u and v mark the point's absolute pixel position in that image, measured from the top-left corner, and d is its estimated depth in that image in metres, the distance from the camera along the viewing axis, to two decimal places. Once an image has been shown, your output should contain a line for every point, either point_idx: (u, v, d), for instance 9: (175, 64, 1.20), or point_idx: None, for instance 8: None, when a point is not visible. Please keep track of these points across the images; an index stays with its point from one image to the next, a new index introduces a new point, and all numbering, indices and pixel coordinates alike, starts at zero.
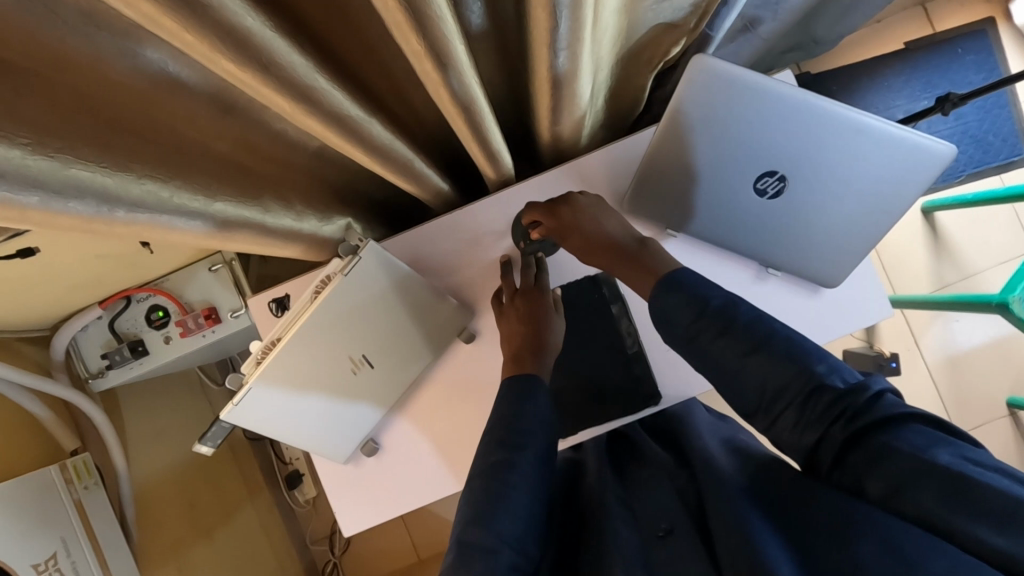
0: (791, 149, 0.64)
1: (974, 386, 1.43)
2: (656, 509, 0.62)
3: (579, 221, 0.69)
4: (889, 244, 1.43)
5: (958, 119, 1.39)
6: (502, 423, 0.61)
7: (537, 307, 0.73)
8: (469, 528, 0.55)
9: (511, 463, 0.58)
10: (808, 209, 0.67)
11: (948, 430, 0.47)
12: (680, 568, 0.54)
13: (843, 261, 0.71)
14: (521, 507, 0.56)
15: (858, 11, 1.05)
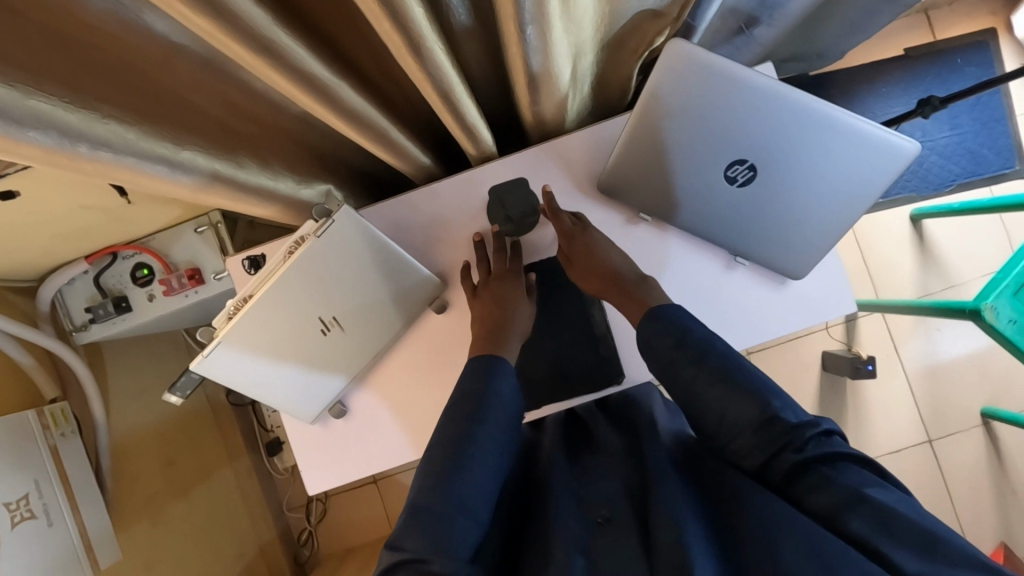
0: (763, 138, 0.65)
1: (951, 396, 1.44)
2: (601, 493, 0.64)
3: (590, 248, 0.74)
4: (876, 248, 1.44)
5: (954, 130, 1.39)
6: (469, 397, 0.63)
7: (508, 293, 0.74)
8: (427, 492, 0.56)
9: (474, 437, 0.59)
10: (775, 200, 0.68)
11: (878, 473, 0.53)
12: (616, 550, 0.56)
13: (808, 254, 0.71)
14: (480, 478, 0.57)
15: (862, 30, 1.06)
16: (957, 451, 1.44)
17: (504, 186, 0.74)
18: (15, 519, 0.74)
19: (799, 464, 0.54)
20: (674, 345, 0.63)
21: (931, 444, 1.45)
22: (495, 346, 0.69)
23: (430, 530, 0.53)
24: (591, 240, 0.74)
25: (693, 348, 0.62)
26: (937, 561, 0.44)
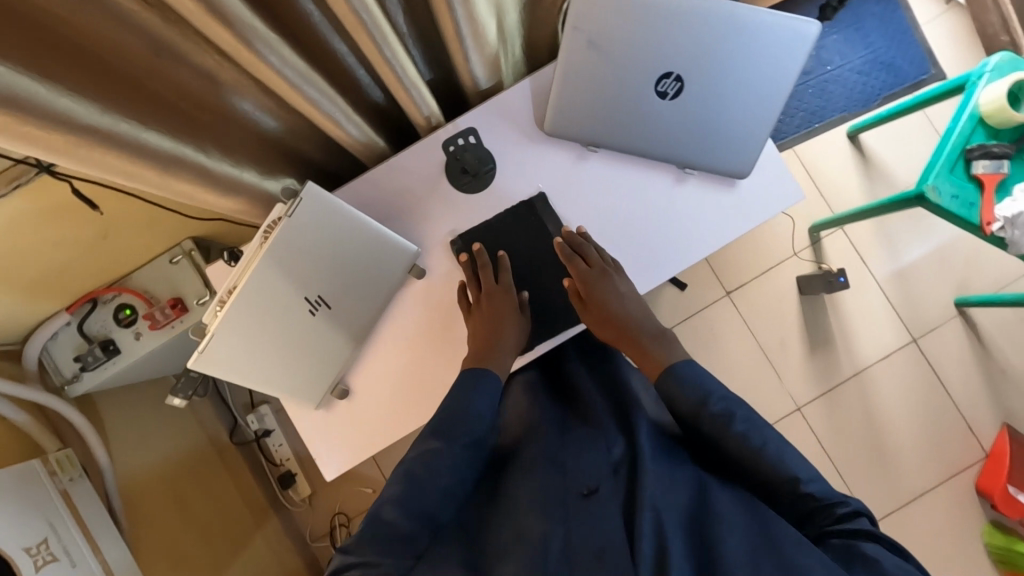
0: (681, 47, 0.71)
1: (925, 294, 1.51)
2: (587, 466, 0.72)
3: (607, 301, 0.77)
4: (823, 171, 1.50)
5: (868, 48, 1.49)
6: (455, 415, 0.72)
7: (500, 312, 0.77)
8: (387, 505, 0.64)
9: (443, 451, 0.69)
10: (706, 104, 0.74)
11: (891, 548, 0.60)
12: (591, 521, 0.65)
13: (748, 149, 0.76)
14: (439, 491, 0.66)
15: None
16: (941, 345, 1.51)
17: (461, 144, 0.79)
18: (38, 562, 0.74)
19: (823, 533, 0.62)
20: (694, 402, 0.71)
21: (917, 343, 1.51)
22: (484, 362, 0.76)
23: (382, 525, 0.63)
24: (603, 287, 0.77)
25: (715, 413, 0.69)
26: None
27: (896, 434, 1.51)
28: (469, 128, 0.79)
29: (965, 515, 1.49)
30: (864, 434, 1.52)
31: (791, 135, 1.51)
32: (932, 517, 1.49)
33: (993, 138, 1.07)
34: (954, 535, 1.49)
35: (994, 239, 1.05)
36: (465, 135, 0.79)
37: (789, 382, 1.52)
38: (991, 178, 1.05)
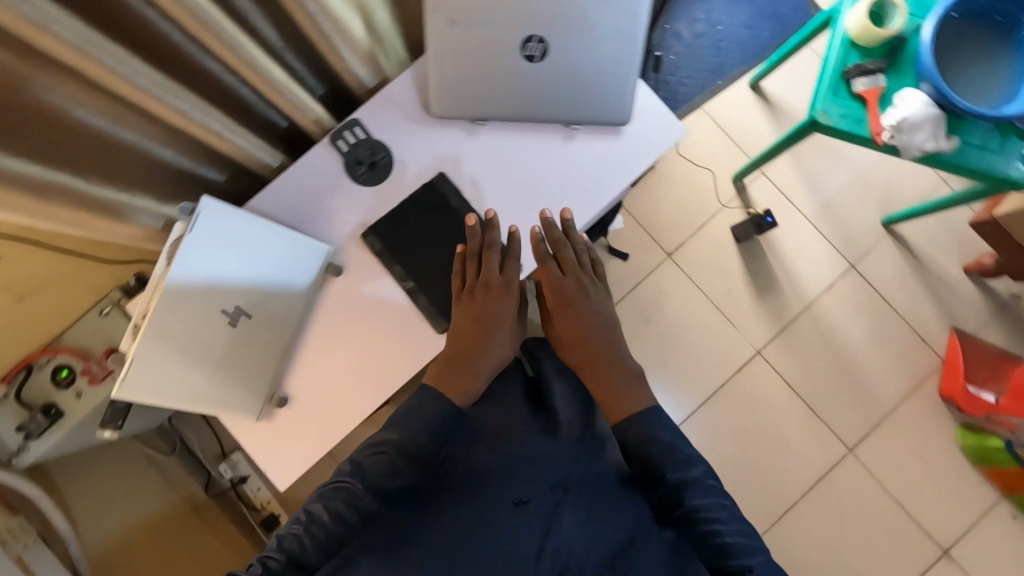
0: (536, 10, 0.74)
1: (853, 221, 1.58)
2: (532, 480, 0.79)
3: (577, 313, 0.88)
4: (735, 123, 1.57)
5: (751, 4, 1.61)
6: (408, 432, 0.76)
7: (483, 303, 0.82)
8: (324, 498, 0.73)
9: (382, 454, 0.75)
10: (573, 59, 0.78)
11: None
12: (512, 532, 0.71)
13: (622, 95, 0.80)
14: (377, 493, 0.72)
15: None
16: (877, 266, 1.57)
17: (354, 140, 0.83)
18: None
19: None
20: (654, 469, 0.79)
21: (855, 268, 1.57)
22: (453, 377, 0.81)
23: (314, 523, 0.71)
24: (573, 298, 0.87)
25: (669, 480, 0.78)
26: None
27: (855, 359, 1.56)
28: (356, 122, 0.83)
29: (934, 423, 1.53)
30: (824, 365, 1.56)
31: (695, 96, 1.59)
32: (904, 430, 1.54)
33: (865, 57, 1.13)
34: (928, 444, 1.53)
35: (887, 147, 1.12)
36: (351, 127, 0.83)
37: (744, 328, 1.56)
38: (871, 93, 1.11)
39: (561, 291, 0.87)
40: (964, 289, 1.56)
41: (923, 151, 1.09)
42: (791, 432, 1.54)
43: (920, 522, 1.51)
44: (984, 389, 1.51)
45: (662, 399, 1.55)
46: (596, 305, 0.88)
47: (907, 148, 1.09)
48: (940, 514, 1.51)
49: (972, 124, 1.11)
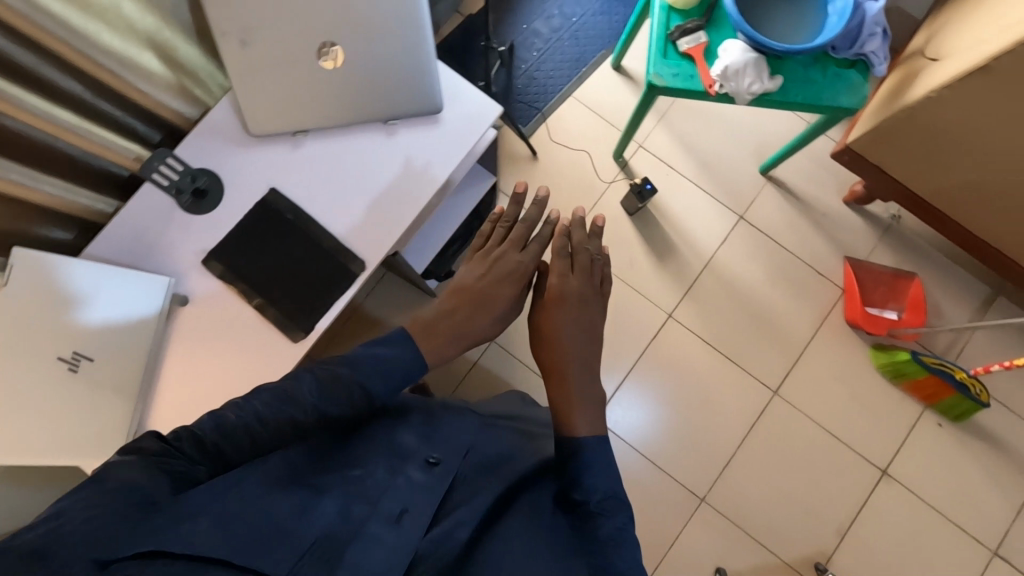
0: (319, 17, 0.79)
1: (733, 174, 1.65)
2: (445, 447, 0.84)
3: (568, 303, 1.04)
4: (605, 104, 1.65)
5: None
6: (362, 369, 0.80)
7: (497, 265, 1.05)
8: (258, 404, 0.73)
9: (339, 375, 0.78)
10: (369, 57, 0.82)
11: None
12: (427, 482, 0.75)
13: (425, 84, 0.85)
14: (314, 416, 0.75)
15: None
16: (764, 213, 1.64)
17: (179, 172, 0.85)
18: None
19: None
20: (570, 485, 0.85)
21: (745, 218, 1.63)
22: (466, 322, 0.98)
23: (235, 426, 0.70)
24: (569, 290, 1.05)
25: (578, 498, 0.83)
26: None
27: (763, 303, 1.61)
28: (171, 154, 0.85)
29: (847, 349, 1.59)
30: (735, 315, 1.60)
31: (564, 86, 1.66)
32: (821, 362, 1.59)
33: (685, 17, 1.21)
34: (845, 370, 1.59)
35: (721, 96, 1.19)
36: (164, 160, 0.85)
37: (652, 294, 1.60)
38: (696, 50, 1.18)
39: (570, 282, 1.06)
40: (848, 219, 1.64)
41: (753, 93, 1.17)
42: (717, 385, 1.58)
43: (851, 447, 1.56)
44: (886, 308, 1.60)
45: None
46: (593, 309, 1.06)
47: (739, 94, 1.17)
48: (869, 435, 1.57)
49: (794, 61, 1.19)
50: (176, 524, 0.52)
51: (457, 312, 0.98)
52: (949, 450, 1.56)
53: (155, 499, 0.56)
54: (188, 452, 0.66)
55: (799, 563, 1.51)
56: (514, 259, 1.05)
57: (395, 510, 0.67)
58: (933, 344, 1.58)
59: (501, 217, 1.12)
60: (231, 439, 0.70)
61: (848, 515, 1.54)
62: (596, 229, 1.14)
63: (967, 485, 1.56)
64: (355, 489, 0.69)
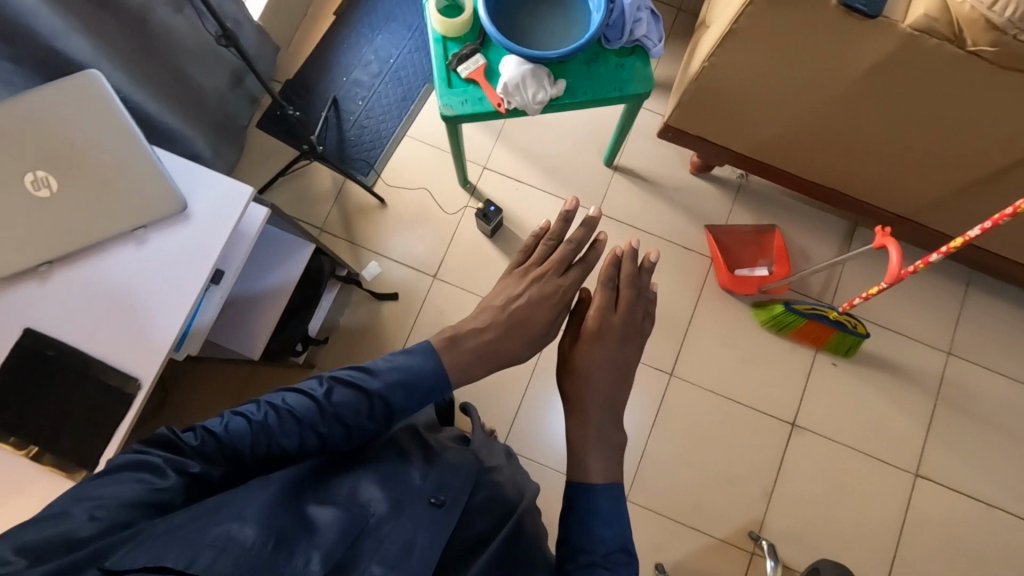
0: (24, 153, 0.82)
1: (579, 174, 1.66)
2: (448, 480, 0.90)
3: (603, 335, 1.17)
4: (439, 136, 1.66)
5: (412, 30, 1.72)
6: (379, 406, 0.91)
7: (542, 287, 1.18)
8: (284, 420, 0.86)
9: (366, 404, 0.90)
10: (85, 175, 0.83)
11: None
12: (428, 515, 0.83)
13: (156, 185, 0.84)
14: (333, 433, 0.88)
15: (183, 34, 1.30)
16: (618, 203, 1.65)
17: None
18: None
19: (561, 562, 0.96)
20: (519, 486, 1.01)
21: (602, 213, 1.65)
22: (506, 338, 1.12)
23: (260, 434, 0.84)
24: (607, 324, 1.18)
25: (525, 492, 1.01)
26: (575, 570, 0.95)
27: None
28: None
29: (730, 314, 1.61)
30: None
31: (395, 128, 1.66)
32: (708, 333, 1.60)
33: (462, 44, 1.21)
34: (732, 335, 1.60)
35: (514, 111, 1.20)
36: None
37: None
38: (476, 73, 1.19)
39: (610, 319, 1.19)
40: (699, 188, 1.66)
41: (540, 102, 1.17)
42: None
43: (756, 408, 1.57)
44: (756, 267, 1.62)
45: (485, 407, 1.56)
46: (631, 347, 1.19)
47: (527, 106, 1.17)
48: (770, 392, 1.58)
49: (574, 62, 1.20)
50: (171, 532, 0.64)
51: (499, 339, 1.11)
52: (849, 388, 1.59)
53: (166, 504, 0.71)
54: (206, 453, 0.80)
55: (734, 537, 1.51)
56: (557, 286, 1.19)
57: (396, 550, 0.76)
58: (808, 289, 1.61)
59: (549, 235, 1.25)
60: (245, 446, 0.83)
61: (769, 476, 1.54)
62: (647, 265, 1.26)
63: (873, 415, 1.58)
64: (355, 516, 0.78)
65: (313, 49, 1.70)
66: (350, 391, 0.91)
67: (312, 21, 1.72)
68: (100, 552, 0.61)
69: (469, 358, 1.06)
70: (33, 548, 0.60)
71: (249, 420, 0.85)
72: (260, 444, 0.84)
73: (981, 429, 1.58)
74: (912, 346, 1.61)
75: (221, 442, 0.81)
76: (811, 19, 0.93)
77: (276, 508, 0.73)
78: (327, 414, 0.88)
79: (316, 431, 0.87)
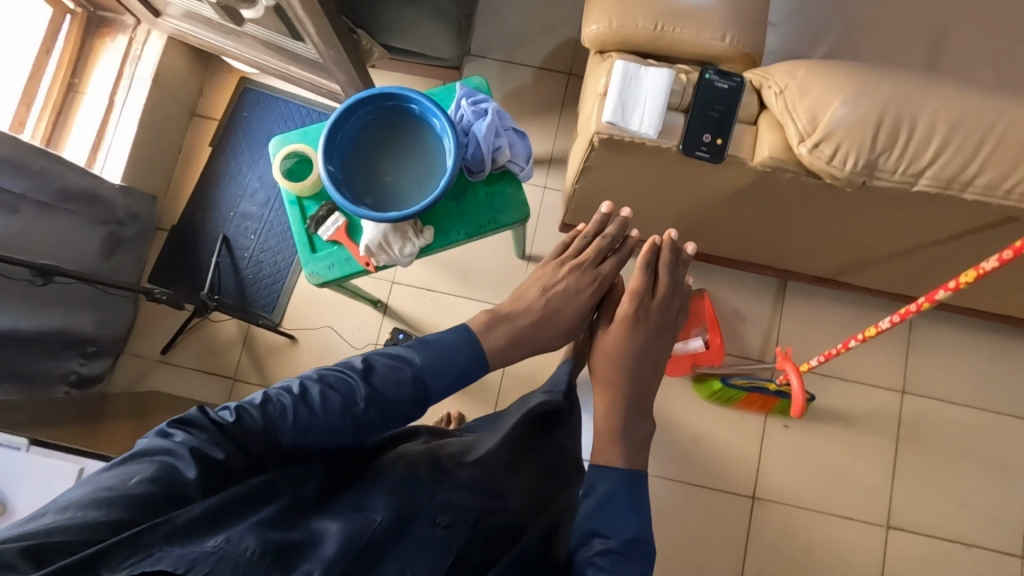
0: None
1: (493, 271, 1.58)
2: (448, 500, 0.84)
3: (649, 319, 1.03)
4: None
5: None
6: (417, 393, 0.86)
7: (579, 275, 1.04)
8: (329, 399, 0.80)
9: (412, 391, 0.86)
10: None
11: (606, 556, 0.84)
12: (426, 539, 0.77)
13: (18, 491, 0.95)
14: (373, 418, 0.83)
15: (33, 236, 1.20)
16: None
17: None
18: None
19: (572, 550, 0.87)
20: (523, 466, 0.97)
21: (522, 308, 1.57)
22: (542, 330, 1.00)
23: (300, 414, 0.77)
24: (652, 314, 1.03)
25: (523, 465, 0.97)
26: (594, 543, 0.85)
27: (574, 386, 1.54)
28: None
29: (672, 392, 1.55)
30: None
31: (294, 256, 1.58)
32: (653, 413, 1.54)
33: (319, 202, 1.13)
34: (676, 414, 1.54)
35: (385, 266, 1.12)
36: None
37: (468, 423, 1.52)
38: (338, 234, 1.10)
39: (651, 306, 1.04)
40: None
41: (410, 254, 1.09)
42: None
43: (714, 486, 1.51)
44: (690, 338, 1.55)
45: None
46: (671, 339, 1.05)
47: (397, 262, 1.09)
48: (725, 467, 1.52)
49: (441, 202, 1.12)
50: (180, 540, 0.59)
51: (534, 329, 1.00)
52: (805, 449, 1.53)
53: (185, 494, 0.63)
54: (249, 427, 0.73)
55: None
56: (593, 275, 1.05)
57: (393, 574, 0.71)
58: (747, 350, 1.54)
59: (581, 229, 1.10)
60: (287, 425, 0.76)
61: (740, 554, 1.48)
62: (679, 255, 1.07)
63: (836, 473, 1.52)
64: (359, 525, 0.72)
65: (194, 188, 1.61)
66: (396, 369, 0.86)
67: (188, 159, 1.63)
68: (103, 557, 0.54)
69: (508, 345, 0.97)
70: (43, 546, 0.53)
71: (288, 399, 0.78)
72: (297, 422, 0.77)
73: (950, 468, 1.51)
74: (864, 391, 1.54)
75: (266, 415, 0.75)
76: (655, 161, 0.86)
77: (276, 523, 0.67)
78: (372, 392, 0.83)
79: (353, 411, 0.81)
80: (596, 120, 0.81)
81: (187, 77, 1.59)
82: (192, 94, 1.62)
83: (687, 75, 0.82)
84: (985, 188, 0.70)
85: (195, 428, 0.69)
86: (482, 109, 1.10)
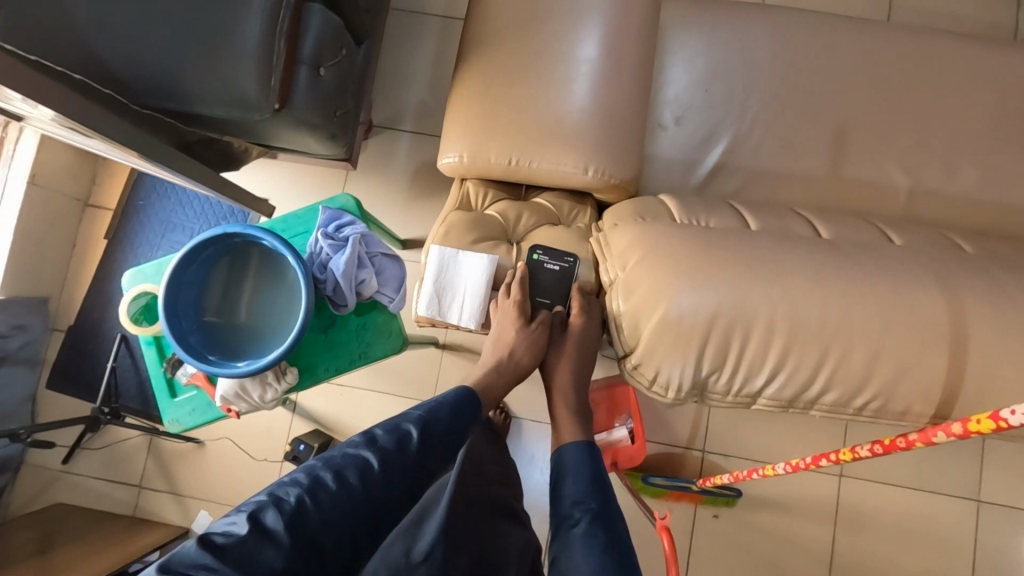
0: None
1: (405, 363, 1.47)
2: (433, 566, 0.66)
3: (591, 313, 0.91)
4: None
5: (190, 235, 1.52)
6: (424, 452, 0.82)
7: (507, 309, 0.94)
8: (340, 477, 0.74)
9: (420, 452, 0.81)
10: None
11: (590, 530, 0.75)
12: None
13: None
14: (388, 482, 0.77)
15: None
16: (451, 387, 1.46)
17: None
18: None
19: (558, 545, 0.76)
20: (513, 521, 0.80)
21: None
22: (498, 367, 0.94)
23: (317, 496, 0.71)
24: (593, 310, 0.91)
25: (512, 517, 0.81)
26: (575, 518, 0.77)
27: None
28: None
29: None
30: None
31: None
32: None
33: None
34: None
35: (250, 410, 1.04)
36: None
37: None
38: (195, 378, 1.02)
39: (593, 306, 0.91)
40: None
41: (273, 398, 1.01)
42: None
43: None
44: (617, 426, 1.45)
45: None
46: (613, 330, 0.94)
47: (259, 407, 1.02)
48: (653, 563, 1.45)
49: (307, 335, 1.04)
50: None
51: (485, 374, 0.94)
52: (735, 541, 1.46)
53: None
54: (270, 534, 0.65)
55: None
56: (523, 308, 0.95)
57: None
58: (675, 437, 1.46)
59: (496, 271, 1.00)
60: (311, 517, 0.68)
61: None
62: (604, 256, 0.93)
63: (768, 566, 1.45)
64: None
65: (89, 285, 1.52)
66: (398, 428, 0.82)
67: (83, 253, 1.53)
68: None
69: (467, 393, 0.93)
70: None
71: (299, 489, 0.71)
72: (313, 511, 0.69)
73: (887, 555, 1.44)
74: (797, 477, 1.46)
75: (289, 514, 0.67)
76: None
77: None
78: (386, 458, 0.78)
79: (370, 482, 0.75)
80: (416, 308, 0.90)
81: (73, 167, 1.50)
82: (82, 184, 1.53)
83: (517, 249, 0.91)
84: (833, 402, 0.75)
85: (215, 556, 0.61)
86: (339, 241, 1.01)
